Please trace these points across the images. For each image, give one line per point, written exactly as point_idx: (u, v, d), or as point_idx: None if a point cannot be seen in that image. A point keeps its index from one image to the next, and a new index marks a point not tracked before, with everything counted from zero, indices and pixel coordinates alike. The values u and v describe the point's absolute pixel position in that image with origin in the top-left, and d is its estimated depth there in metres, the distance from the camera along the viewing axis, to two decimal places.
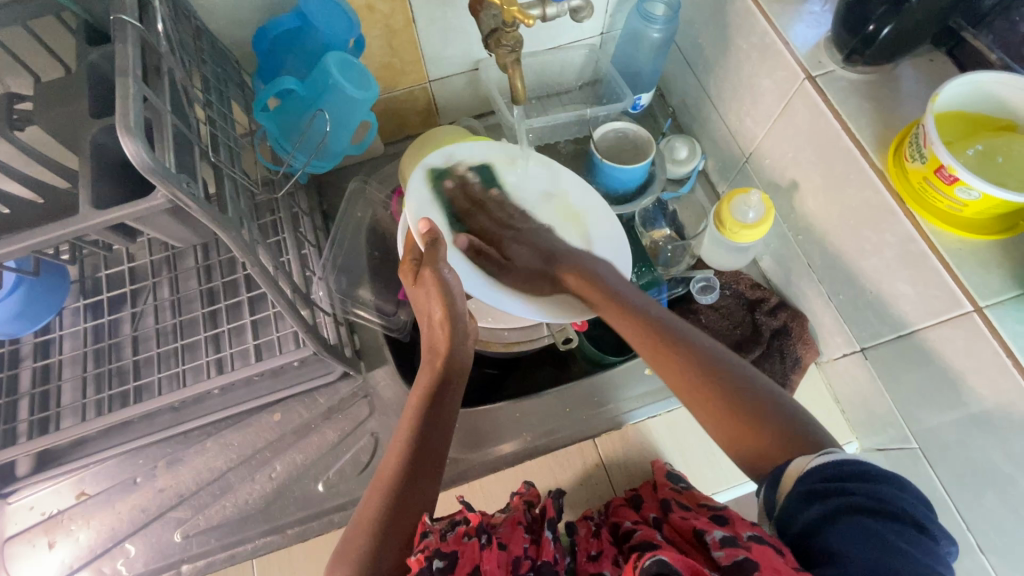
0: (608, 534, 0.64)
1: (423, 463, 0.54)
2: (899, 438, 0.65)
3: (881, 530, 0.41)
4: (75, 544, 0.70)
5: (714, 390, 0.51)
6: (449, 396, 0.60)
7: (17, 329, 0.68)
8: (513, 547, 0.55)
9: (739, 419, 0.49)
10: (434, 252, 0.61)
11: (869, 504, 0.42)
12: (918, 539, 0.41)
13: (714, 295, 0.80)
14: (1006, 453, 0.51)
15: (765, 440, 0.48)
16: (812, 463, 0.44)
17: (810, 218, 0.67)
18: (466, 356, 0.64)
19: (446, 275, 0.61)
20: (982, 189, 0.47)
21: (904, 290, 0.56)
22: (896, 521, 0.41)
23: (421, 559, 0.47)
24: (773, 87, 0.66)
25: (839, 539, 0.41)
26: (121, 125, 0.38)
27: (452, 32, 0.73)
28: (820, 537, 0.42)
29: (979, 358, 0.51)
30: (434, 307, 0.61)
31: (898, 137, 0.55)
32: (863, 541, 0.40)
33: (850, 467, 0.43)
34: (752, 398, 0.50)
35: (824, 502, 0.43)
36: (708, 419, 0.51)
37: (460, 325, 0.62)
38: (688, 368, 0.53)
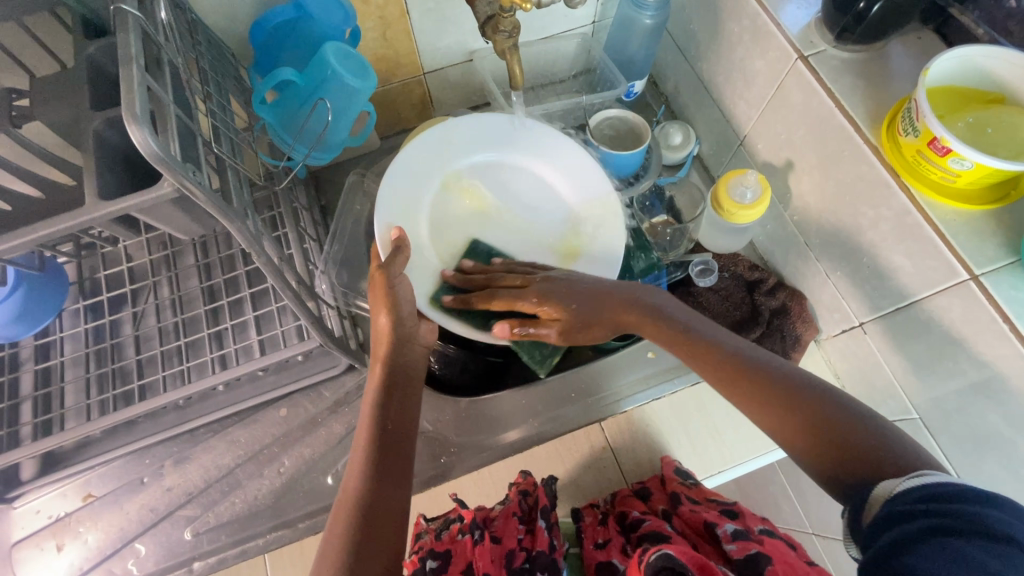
0: (615, 521, 0.64)
1: (389, 459, 0.52)
2: (899, 410, 0.67)
3: (978, 553, 0.35)
4: (84, 546, 0.70)
5: (783, 402, 0.48)
6: (403, 401, 0.56)
7: (18, 332, 0.66)
8: (506, 540, 0.59)
9: (812, 429, 0.47)
10: (396, 259, 0.58)
11: (965, 524, 0.36)
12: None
13: (713, 278, 0.80)
14: (1004, 416, 0.53)
15: (836, 449, 0.45)
16: (899, 488, 0.40)
17: (806, 197, 0.68)
18: (417, 363, 0.60)
19: (399, 284, 0.58)
20: (974, 159, 0.48)
21: (901, 262, 0.58)
22: (1000, 542, 0.35)
23: (417, 560, 0.57)
24: (766, 68, 0.67)
25: (923, 558, 0.36)
26: (127, 112, 0.38)
27: (446, 23, 0.74)
28: (906, 555, 0.37)
29: (977, 324, 0.52)
30: (378, 315, 0.57)
31: (890, 112, 0.56)
32: (951, 558, 0.35)
33: (938, 487, 0.38)
34: (820, 405, 0.47)
35: (912, 522, 0.38)
36: (785, 437, 0.48)
37: (406, 330, 0.58)
38: (752, 386, 0.50)
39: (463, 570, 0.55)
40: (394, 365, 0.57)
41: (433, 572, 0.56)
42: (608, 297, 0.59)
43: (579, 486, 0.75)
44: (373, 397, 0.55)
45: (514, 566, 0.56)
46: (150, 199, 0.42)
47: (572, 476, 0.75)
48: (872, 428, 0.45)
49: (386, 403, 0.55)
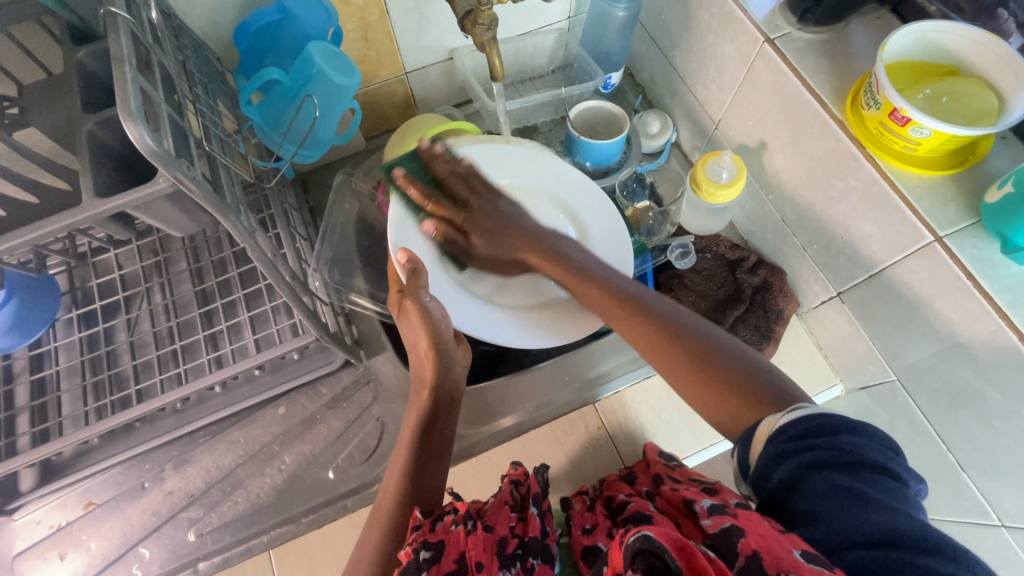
0: (603, 507, 0.62)
1: (429, 453, 0.59)
2: (879, 373, 0.69)
3: (852, 482, 0.39)
4: (87, 553, 0.70)
5: (695, 370, 0.52)
6: (444, 419, 0.62)
7: (9, 344, 0.66)
8: (498, 528, 0.54)
9: (727, 394, 0.49)
10: (416, 282, 0.61)
11: (836, 459, 0.40)
12: (889, 485, 0.39)
13: (692, 260, 0.84)
14: (974, 370, 0.55)
15: (738, 410, 0.48)
16: (782, 422, 0.43)
17: (780, 175, 0.71)
18: (457, 380, 0.65)
19: (427, 302, 0.61)
20: (932, 127, 0.51)
21: (871, 230, 0.60)
22: (869, 470, 0.40)
23: (409, 553, 0.48)
24: (736, 52, 0.70)
25: (812, 498, 0.40)
26: (122, 110, 0.39)
27: (426, 22, 0.76)
28: (797, 497, 0.41)
29: (944, 285, 0.55)
30: (418, 336, 0.61)
31: (854, 88, 0.59)
32: (835, 497, 0.39)
33: (816, 422, 0.42)
34: (731, 368, 0.50)
35: (789, 460, 0.42)
36: (704, 399, 0.51)
37: (445, 352, 0.62)
38: (673, 363, 0.54)
39: (457, 563, 0.49)
40: (439, 385, 0.62)
41: (428, 563, 0.48)
42: (516, 235, 0.67)
43: (578, 467, 0.76)
44: (410, 422, 0.61)
45: (507, 553, 0.51)
46: (146, 195, 0.44)
47: (572, 459, 0.77)
48: (778, 388, 0.48)
49: (426, 426, 0.61)
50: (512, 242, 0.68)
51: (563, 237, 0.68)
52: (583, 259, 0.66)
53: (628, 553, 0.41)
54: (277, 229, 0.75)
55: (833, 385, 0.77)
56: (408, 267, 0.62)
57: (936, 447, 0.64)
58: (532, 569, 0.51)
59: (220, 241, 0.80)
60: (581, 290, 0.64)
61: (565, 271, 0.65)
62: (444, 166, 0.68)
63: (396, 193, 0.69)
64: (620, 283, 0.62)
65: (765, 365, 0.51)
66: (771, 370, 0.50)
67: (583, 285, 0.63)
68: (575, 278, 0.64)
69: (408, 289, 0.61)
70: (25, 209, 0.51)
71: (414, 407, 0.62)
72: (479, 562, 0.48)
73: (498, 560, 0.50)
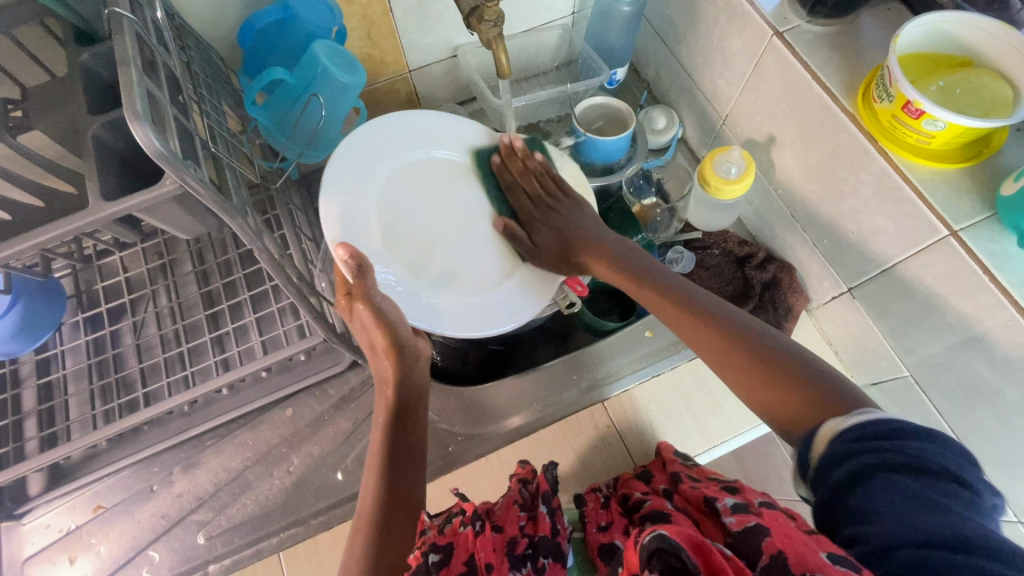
0: (618, 504, 0.61)
1: (404, 455, 0.56)
2: (891, 369, 0.69)
3: (919, 487, 0.35)
4: (96, 557, 0.70)
5: (753, 358, 0.48)
6: (415, 417, 0.60)
7: (15, 348, 0.66)
8: (507, 528, 0.54)
9: (768, 388, 0.46)
10: (363, 281, 0.59)
11: (904, 462, 0.36)
12: (961, 493, 0.35)
13: (686, 266, 0.83)
14: (991, 365, 0.55)
15: (801, 403, 0.44)
16: (845, 426, 0.39)
17: (789, 170, 0.70)
18: (421, 376, 0.62)
19: (380, 303, 0.60)
20: (947, 119, 0.50)
21: (883, 225, 0.60)
22: (938, 477, 0.36)
23: (418, 556, 0.47)
24: (743, 47, 0.69)
25: (873, 499, 0.36)
26: (128, 112, 0.39)
27: (429, 20, 0.75)
28: (854, 498, 0.37)
29: (959, 279, 0.54)
30: (374, 334, 0.60)
31: (865, 80, 0.59)
32: (900, 500, 0.35)
33: (879, 427, 0.38)
34: (778, 359, 0.47)
35: (854, 460, 0.38)
36: (750, 392, 0.48)
37: (407, 350, 0.61)
38: (704, 341, 0.53)
39: (466, 564, 0.48)
40: (403, 385, 0.60)
41: (437, 567, 0.47)
42: (581, 241, 0.68)
43: (588, 466, 0.76)
44: (383, 415, 0.59)
45: (517, 553, 0.52)
46: (154, 197, 0.43)
47: (581, 458, 0.76)
48: (834, 381, 0.44)
49: (397, 418, 0.58)
50: (580, 253, 0.67)
51: (624, 243, 0.67)
52: (637, 262, 0.64)
53: (644, 553, 0.40)
54: (282, 230, 0.75)
55: None
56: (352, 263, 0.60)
57: None
58: (544, 568, 0.51)
59: (225, 243, 0.80)
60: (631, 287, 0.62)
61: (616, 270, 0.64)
62: (518, 164, 0.73)
63: (336, 183, 0.66)
64: (677, 283, 0.59)
65: (810, 358, 0.47)
66: (819, 363, 0.46)
67: (630, 281, 0.62)
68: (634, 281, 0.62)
69: (357, 291, 0.59)
70: (31, 213, 0.51)
71: (382, 407, 0.60)
72: (488, 565, 0.48)
73: (508, 560, 0.50)
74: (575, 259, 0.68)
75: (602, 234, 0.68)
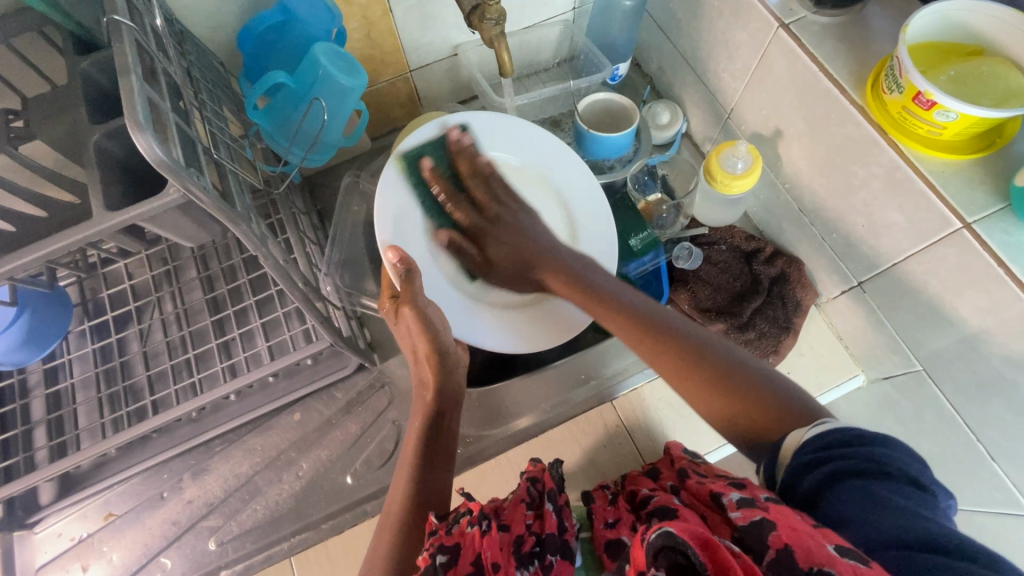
0: (625, 501, 0.61)
1: (437, 456, 0.57)
2: (903, 363, 0.68)
3: (878, 490, 0.40)
4: (109, 564, 0.70)
5: (709, 376, 0.50)
6: (450, 423, 0.60)
7: (23, 358, 0.66)
8: (514, 527, 0.54)
9: (733, 408, 0.48)
10: (411, 286, 0.59)
11: (865, 468, 0.40)
12: (916, 494, 0.40)
13: (695, 262, 0.82)
14: (1005, 359, 0.54)
15: (761, 417, 0.47)
16: (809, 435, 0.43)
17: (797, 163, 0.70)
18: (460, 380, 0.62)
19: (426, 309, 0.59)
20: (959, 109, 0.49)
21: (895, 218, 0.59)
22: (896, 480, 0.40)
23: (426, 557, 0.47)
24: (748, 39, 0.68)
25: (839, 506, 0.40)
26: (130, 121, 0.38)
27: (430, 19, 0.74)
28: (820, 506, 0.42)
29: (973, 272, 0.53)
30: (416, 337, 0.59)
31: (874, 71, 0.58)
32: (860, 505, 0.40)
33: (839, 437, 0.42)
34: (734, 372, 0.50)
35: (818, 471, 0.42)
36: (707, 408, 0.50)
37: (449, 355, 0.61)
38: (685, 372, 0.52)
39: (473, 565, 0.48)
40: (443, 390, 0.60)
41: (444, 569, 0.46)
42: (547, 265, 0.65)
43: (598, 465, 0.75)
44: (415, 424, 0.59)
45: (524, 552, 0.52)
46: (157, 206, 0.43)
47: (591, 458, 0.76)
48: (786, 392, 0.48)
49: (430, 426, 0.58)
50: (524, 257, 0.66)
51: (592, 266, 0.64)
52: (604, 280, 0.62)
53: (650, 551, 0.39)
54: (286, 234, 0.75)
55: (855, 376, 0.76)
56: (401, 267, 0.61)
57: (965, 437, 0.62)
58: (552, 567, 0.52)
59: (229, 248, 0.79)
60: (585, 304, 0.61)
61: (572, 287, 0.62)
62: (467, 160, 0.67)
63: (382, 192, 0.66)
64: (628, 296, 0.60)
65: (764, 371, 0.50)
66: (776, 377, 0.50)
67: (586, 299, 0.61)
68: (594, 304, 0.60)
69: (403, 296, 0.59)
70: (34, 223, 0.51)
71: (419, 410, 0.60)
72: (495, 564, 0.48)
73: (515, 559, 0.51)
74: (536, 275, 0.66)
75: (544, 239, 0.66)
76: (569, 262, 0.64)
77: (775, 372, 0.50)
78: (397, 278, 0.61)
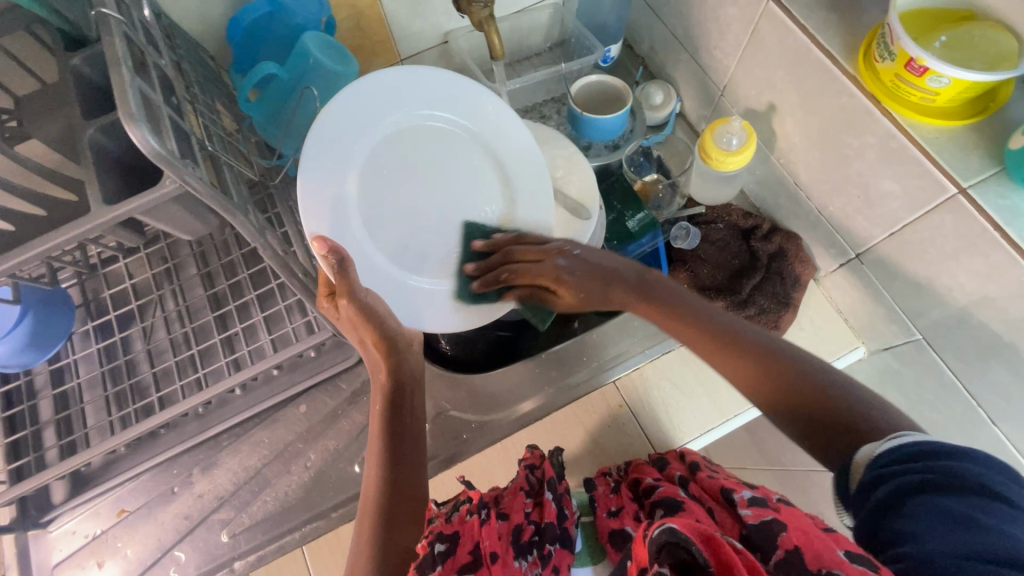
0: (628, 489, 0.60)
1: (404, 444, 0.57)
2: (903, 333, 0.68)
3: (957, 506, 0.37)
4: (124, 560, 0.71)
5: (751, 356, 0.54)
6: (408, 408, 0.60)
7: (28, 360, 0.66)
8: (514, 516, 0.52)
9: (792, 389, 0.51)
10: (347, 279, 0.56)
11: (942, 483, 0.39)
12: (1004, 513, 0.37)
13: (693, 241, 0.83)
14: (1004, 323, 0.54)
15: (801, 409, 0.50)
16: (880, 449, 0.43)
17: (791, 138, 0.70)
18: (415, 361, 0.63)
19: (365, 301, 0.58)
20: (951, 74, 0.49)
21: (890, 187, 0.59)
22: (980, 497, 0.38)
23: (425, 545, 0.48)
24: (739, 14, 0.68)
25: (911, 521, 0.38)
26: (124, 113, 0.38)
27: (418, 6, 0.74)
28: (889, 520, 0.40)
29: (969, 237, 0.53)
30: (370, 350, 0.60)
31: (866, 40, 0.57)
32: (938, 520, 0.37)
33: (921, 448, 0.41)
34: (750, 349, 0.54)
35: (889, 482, 0.41)
36: (751, 391, 0.53)
37: (398, 342, 0.61)
38: (736, 365, 0.54)
39: (472, 552, 0.49)
40: (399, 374, 0.60)
41: (443, 556, 0.47)
42: (614, 279, 0.65)
43: (604, 446, 0.76)
44: (380, 404, 0.60)
45: (523, 540, 0.50)
46: (155, 198, 0.43)
47: (595, 439, 0.76)
48: (834, 383, 0.50)
49: (395, 407, 0.59)
50: (602, 287, 0.66)
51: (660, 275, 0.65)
52: (676, 292, 0.62)
53: (653, 546, 0.38)
54: (284, 228, 0.74)
55: (855, 347, 0.76)
56: (332, 259, 0.55)
57: (965, 404, 0.63)
58: (552, 556, 0.50)
59: (228, 244, 0.80)
60: (659, 319, 0.62)
61: (647, 304, 0.63)
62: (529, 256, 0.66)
63: (315, 160, 0.58)
64: (699, 309, 0.60)
65: (812, 359, 0.52)
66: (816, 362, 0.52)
67: (662, 313, 0.61)
68: (669, 315, 0.61)
69: (339, 288, 0.56)
70: (35, 223, 0.51)
71: (378, 393, 0.61)
72: (492, 552, 0.47)
73: (513, 549, 0.49)
74: (608, 292, 0.66)
75: (611, 262, 0.66)
76: (631, 278, 0.65)
77: (802, 352, 0.53)
78: (330, 273, 0.57)
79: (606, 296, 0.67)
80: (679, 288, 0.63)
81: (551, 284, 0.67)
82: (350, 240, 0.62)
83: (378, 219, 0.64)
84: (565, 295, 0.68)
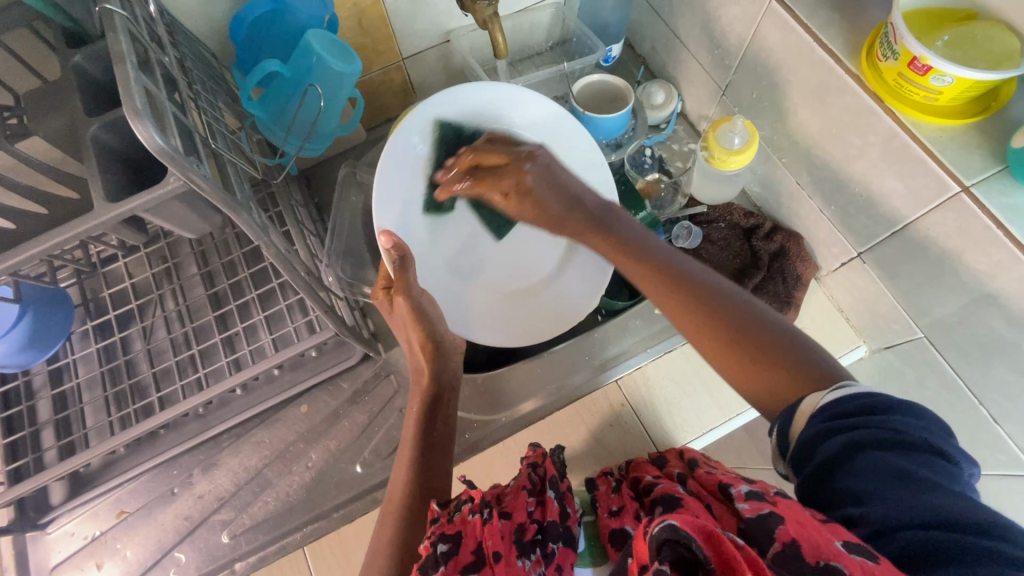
0: (630, 488, 0.60)
1: (437, 443, 0.58)
2: (905, 331, 0.68)
3: (901, 462, 0.38)
4: (123, 561, 0.70)
5: (727, 333, 0.49)
6: (445, 410, 0.61)
7: (26, 360, 0.66)
8: (515, 514, 0.51)
9: (775, 372, 0.46)
10: (404, 274, 0.60)
11: (883, 437, 0.39)
12: (943, 467, 0.38)
13: (696, 240, 0.83)
14: (1006, 321, 0.54)
15: (797, 389, 0.45)
16: (824, 402, 0.42)
17: (793, 137, 0.70)
18: (455, 366, 0.65)
19: (421, 301, 0.62)
20: (954, 73, 0.49)
21: (893, 186, 0.59)
22: (920, 451, 0.38)
23: (428, 546, 0.47)
24: (742, 14, 0.68)
25: (858, 479, 0.39)
26: (129, 109, 0.38)
27: (420, 5, 0.74)
28: (837, 479, 0.40)
29: (972, 236, 0.53)
30: (416, 353, 0.62)
31: (868, 39, 0.57)
32: (881, 476, 0.38)
33: (863, 400, 0.41)
34: (752, 324, 0.49)
35: (833, 440, 0.40)
36: (734, 377, 0.48)
37: (443, 346, 0.63)
38: (704, 330, 0.50)
39: (475, 553, 0.47)
40: (438, 376, 0.62)
41: (445, 557, 0.46)
42: (580, 207, 0.64)
43: (606, 445, 0.76)
44: (417, 405, 0.61)
45: (526, 540, 0.50)
46: (159, 195, 0.43)
47: (598, 438, 0.76)
48: (818, 362, 0.46)
49: (430, 409, 0.60)
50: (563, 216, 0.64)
51: (621, 218, 0.63)
52: (629, 231, 0.61)
53: (654, 543, 0.38)
54: (287, 226, 0.74)
55: (856, 346, 0.77)
56: (393, 255, 0.61)
57: (968, 402, 0.63)
58: (554, 554, 0.51)
59: (228, 243, 0.79)
60: (622, 260, 0.59)
61: (605, 240, 0.61)
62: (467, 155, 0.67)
63: (386, 162, 0.66)
64: (659, 249, 0.58)
65: (801, 336, 0.48)
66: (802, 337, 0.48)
67: (617, 250, 0.60)
68: (624, 251, 0.59)
69: (397, 284, 0.61)
70: (36, 221, 0.51)
71: (415, 395, 0.62)
72: (496, 552, 0.46)
73: (517, 548, 0.49)
74: (564, 228, 0.65)
75: (576, 187, 0.65)
76: (596, 214, 0.63)
77: (807, 338, 0.48)
78: (388, 266, 0.62)
79: (568, 227, 0.65)
80: (615, 211, 0.64)
81: (512, 190, 0.66)
82: (411, 238, 0.69)
83: (438, 221, 0.72)
84: (521, 208, 0.67)
